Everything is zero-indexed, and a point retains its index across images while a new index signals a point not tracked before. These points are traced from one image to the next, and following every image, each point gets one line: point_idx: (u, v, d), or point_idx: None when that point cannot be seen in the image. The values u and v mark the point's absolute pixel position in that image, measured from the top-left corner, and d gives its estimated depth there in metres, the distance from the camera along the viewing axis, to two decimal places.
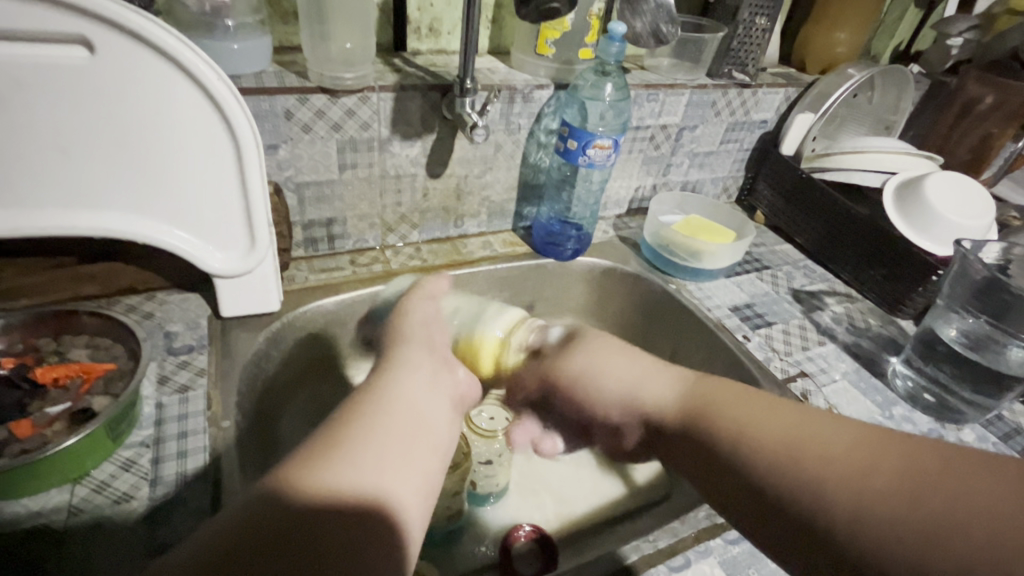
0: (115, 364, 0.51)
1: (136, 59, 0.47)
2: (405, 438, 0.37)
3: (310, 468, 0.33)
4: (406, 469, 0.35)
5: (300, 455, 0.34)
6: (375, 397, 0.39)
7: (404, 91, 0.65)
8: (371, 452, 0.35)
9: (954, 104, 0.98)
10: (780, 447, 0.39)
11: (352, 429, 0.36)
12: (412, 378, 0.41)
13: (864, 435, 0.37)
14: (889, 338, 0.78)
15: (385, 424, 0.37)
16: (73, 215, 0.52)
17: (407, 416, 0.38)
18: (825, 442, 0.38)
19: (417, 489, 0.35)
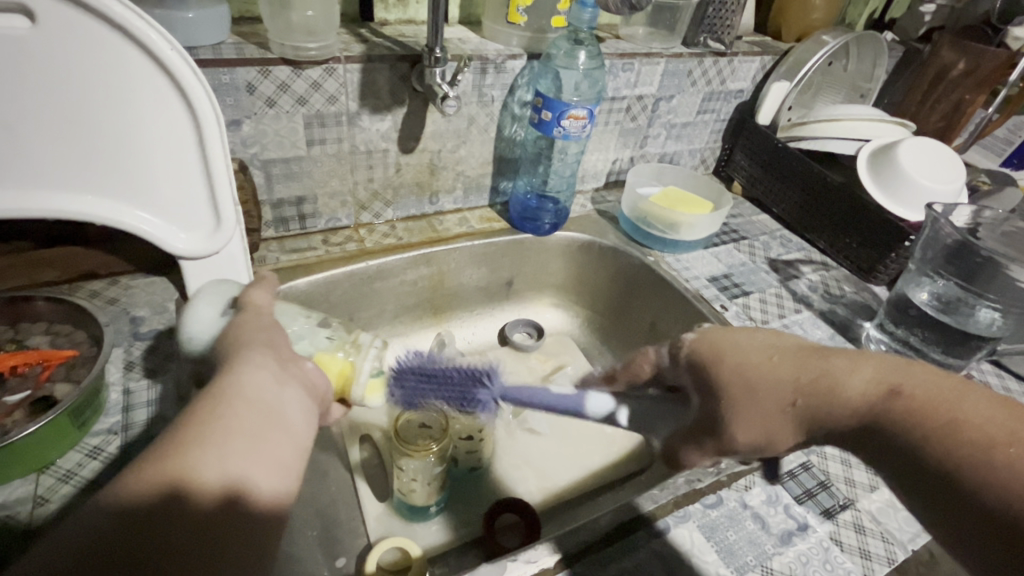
0: (77, 351, 0.48)
1: (80, 27, 0.45)
2: (260, 435, 0.34)
3: (193, 479, 0.31)
4: (289, 442, 0.36)
5: (166, 452, 0.31)
6: (221, 391, 0.35)
7: (372, 62, 0.63)
8: (246, 450, 0.33)
9: (928, 70, 0.99)
10: (934, 420, 0.35)
11: (232, 429, 0.33)
12: (259, 371, 0.37)
13: (1008, 409, 0.34)
14: (863, 304, 0.79)
15: (253, 415, 0.35)
16: (24, 197, 0.49)
17: (264, 405, 0.36)
18: (966, 410, 0.35)
19: (276, 478, 0.34)
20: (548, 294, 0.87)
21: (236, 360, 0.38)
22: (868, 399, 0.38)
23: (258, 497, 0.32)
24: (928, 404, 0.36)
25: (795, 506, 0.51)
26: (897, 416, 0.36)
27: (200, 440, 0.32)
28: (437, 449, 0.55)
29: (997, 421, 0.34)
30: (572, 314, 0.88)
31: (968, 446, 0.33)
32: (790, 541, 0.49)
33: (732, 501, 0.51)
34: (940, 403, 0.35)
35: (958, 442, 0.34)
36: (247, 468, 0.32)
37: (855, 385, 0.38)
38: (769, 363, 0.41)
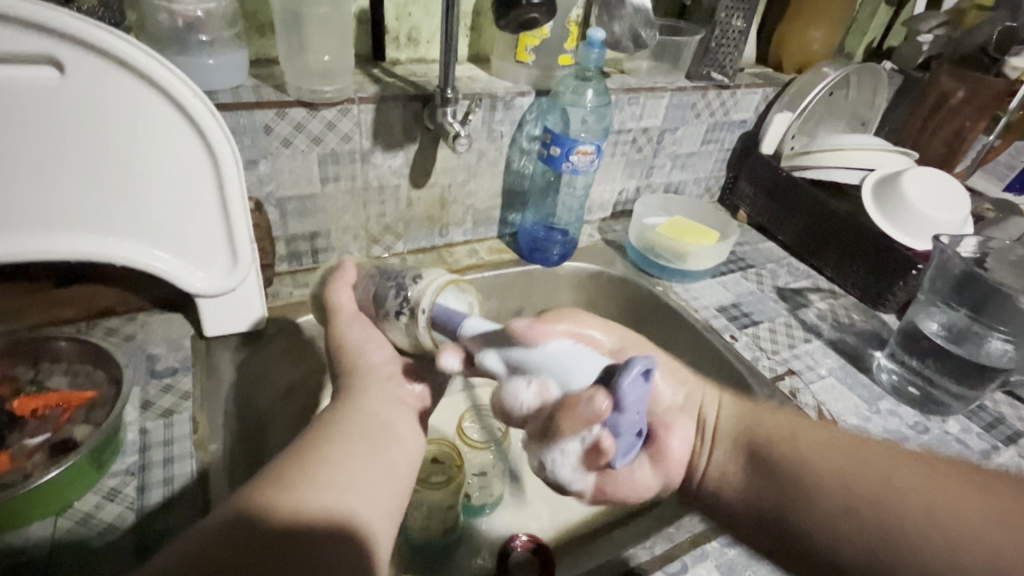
0: (96, 392, 0.49)
1: (107, 77, 0.47)
2: (377, 444, 0.42)
3: (273, 492, 0.36)
4: (392, 451, 0.42)
5: (297, 461, 0.38)
6: (346, 409, 0.44)
7: (386, 102, 0.64)
8: (322, 472, 0.38)
9: (927, 99, 1.00)
10: (796, 444, 0.43)
11: (318, 456, 0.39)
12: (375, 393, 0.46)
13: (855, 441, 0.42)
14: (873, 333, 0.79)
15: (336, 446, 0.40)
16: (47, 240, 0.51)
17: (380, 422, 0.44)
18: (832, 454, 0.42)
19: (352, 494, 0.38)
20: None
21: (355, 401, 0.45)
22: (733, 433, 0.46)
23: (331, 510, 0.36)
24: (790, 467, 0.42)
25: None
26: (759, 457, 0.44)
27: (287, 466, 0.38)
28: (451, 487, 0.55)
29: (837, 459, 0.41)
30: None
31: (823, 486, 0.41)
32: None
33: None
34: (797, 440, 0.43)
35: (804, 494, 0.41)
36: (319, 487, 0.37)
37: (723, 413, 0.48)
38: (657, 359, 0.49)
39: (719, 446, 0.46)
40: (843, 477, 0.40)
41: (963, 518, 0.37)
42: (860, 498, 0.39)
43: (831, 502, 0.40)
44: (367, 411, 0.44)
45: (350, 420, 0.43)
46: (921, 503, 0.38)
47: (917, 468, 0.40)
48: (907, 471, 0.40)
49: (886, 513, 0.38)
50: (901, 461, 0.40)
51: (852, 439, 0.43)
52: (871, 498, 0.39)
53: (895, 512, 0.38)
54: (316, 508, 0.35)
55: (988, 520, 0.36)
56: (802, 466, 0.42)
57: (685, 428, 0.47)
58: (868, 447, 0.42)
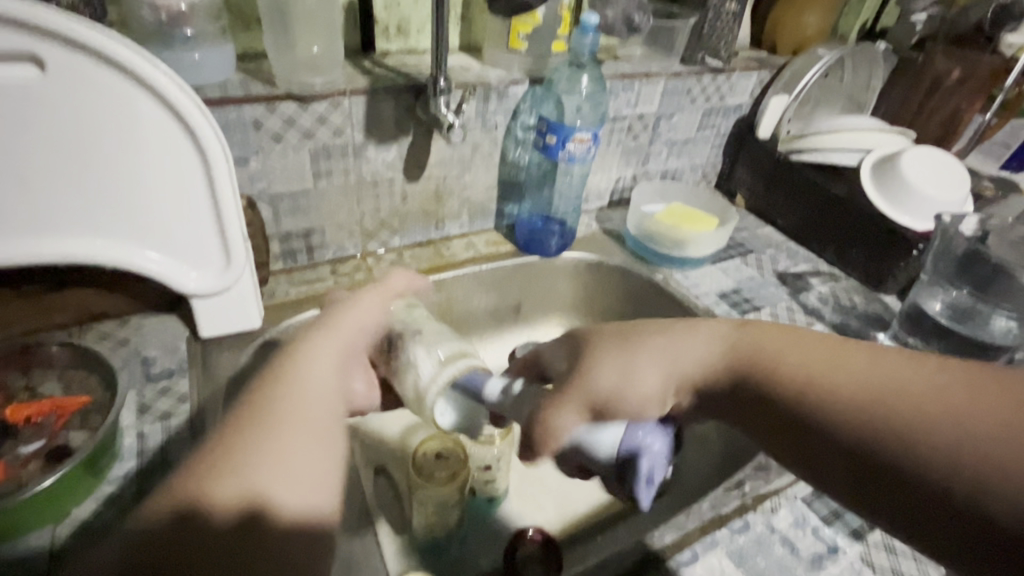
0: (90, 398, 0.48)
1: (92, 74, 0.45)
2: (311, 417, 0.40)
3: (197, 483, 0.34)
4: (322, 417, 0.41)
5: (221, 457, 0.36)
6: (274, 377, 0.42)
7: (377, 94, 0.63)
8: (242, 453, 0.36)
9: (923, 79, 1.00)
10: (835, 378, 0.41)
11: (244, 433, 0.38)
12: (314, 360, 0.45)
13: (906, 356, 0.41)
14: (875, 315, 0.78)
15: (273, 412, 0.39)
16: (35, 244, 0.50)
17: (307, 390, 0.42)
18: (882, 366, 0.41)
19: (282, 488, 0.36)
20: (557, 315, 0.87)
21: (292, 361, 0.44)
22: (731, 347, 0.45)
23: (243, 497, 0.34)
24: (768, 358, 0.44)
25: (823, 528, 0.51)
26: (744, 366, 0.45)
27: (207, 453, 0.36)
28: (458, 482, 0.55)
29: (883, 370, 0.40)
30: None
31: (852, 391, 0.40)
32: (822, 565, 0.48)
33: (759, 525, 0.50)
34: (828, 360, 0.42)
35: (811, 390, 0.41)
36: (237, 472, 0.35)
37: (704, 347, 0.46)
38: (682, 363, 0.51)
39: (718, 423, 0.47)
40: (859, 391, 0.40)
41: (959, 390, 0.37)
42: (866, 355, 0.42)
43: (831, 401, 0.40)
44: (308, 369, 0.44)
45: (280, 390, 0.41)
46: (942, 410, 0.37)
47: (891, 362, 0.41)
48: (891, 366, 0.41)
49: (885, 408, 0.39)
50: (942, 369, 0.39)
51: (912, 355, 0.41)
52: (883, 399, 0.39)
53: (904, 405, 0.38)
54: (233, 497, 0.34)
55: (957, 393, 0.37)
56: (831, 392, 0.41)
57: (683, 405, 0.46)
58: (887, 355, 0.42)
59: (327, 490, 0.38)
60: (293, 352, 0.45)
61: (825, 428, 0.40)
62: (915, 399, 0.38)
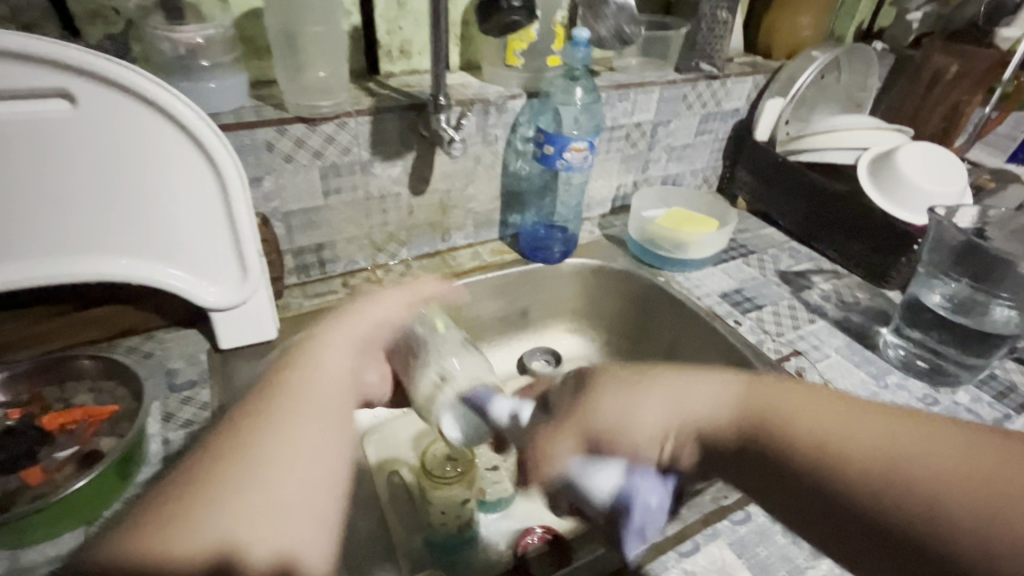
0: (118, 406, 0.51)
1: (114, 105, 0.49)
2: (314, 431, 0.39)
3: (145, 535, 0.32)
4: (334, 419, 0.41)
5: (194, 489, 0.35)
6: (293, 363, 0.43)
7: (382, 113, 0.67)
8: (215, 495, 0.34)
9: (922, 76, 1.01)
10: (851, 450, 0.37)
11: (229, 449, 0.37)
12: (332, 349, 0.45)
13: (963, 441, 0.35)
14: (879, 310, 0.79)
15: (254, 446, 0.37)
16: (65, 263, 0.53)
17: (325, 381, 0.43)
18: (931, 444, 0.36)
19: (260, 529, 0.34)
20: (563, 320, 0.89)
21: (290, 385, 0.41)
22: (743, 402, 0.41)
23: (218, 551, 0.33)
24: (808, 427, 0.38)
25: None
26: (760, 431, 0.40)
27: (166, 498, 0.34)
28: (465, 479, 0.59)
29: (880, 432, 0.37)
30: (588, 338, 0.89)
31: (866, 454, 0.36)
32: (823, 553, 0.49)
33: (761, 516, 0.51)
34: (885, 453, 0.36)
35: (827, 447, 0.37)
36: (196, 518, 0.33)
37: (709, 406, 0.42)
38: (708, 401, 0.42)
39: (684, 444, 0.42)
40: (930, 467, 0.35)
41: (955, 456, 0.35)
42: (896, 451, 0.36)
43: (866, 484, 0.36)
44: (305, 384, 0.42)
45: (286, 397, 0.40)
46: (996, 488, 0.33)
47: (916, 430, 0.37)
48: (913, 432, 0.37)
49: (927, 498, 0.34)
50: (978, 444, 0.35)
51: (931, 425, 0.37)
52: (966, 474, 0.34)
53: (915, 467, 0.35)
54: (207, 544, 0.33)
55: (979, 474, 0.34)
56: (891, 466, 0.35)
57: (685, 453, 0.42)
58: (929, 428, 0.37)
59: (308, 539, 0.36)
60: (298, 359, 0.44)
61: (847, 509, 0.36)
62: (924, 463, 0.35)
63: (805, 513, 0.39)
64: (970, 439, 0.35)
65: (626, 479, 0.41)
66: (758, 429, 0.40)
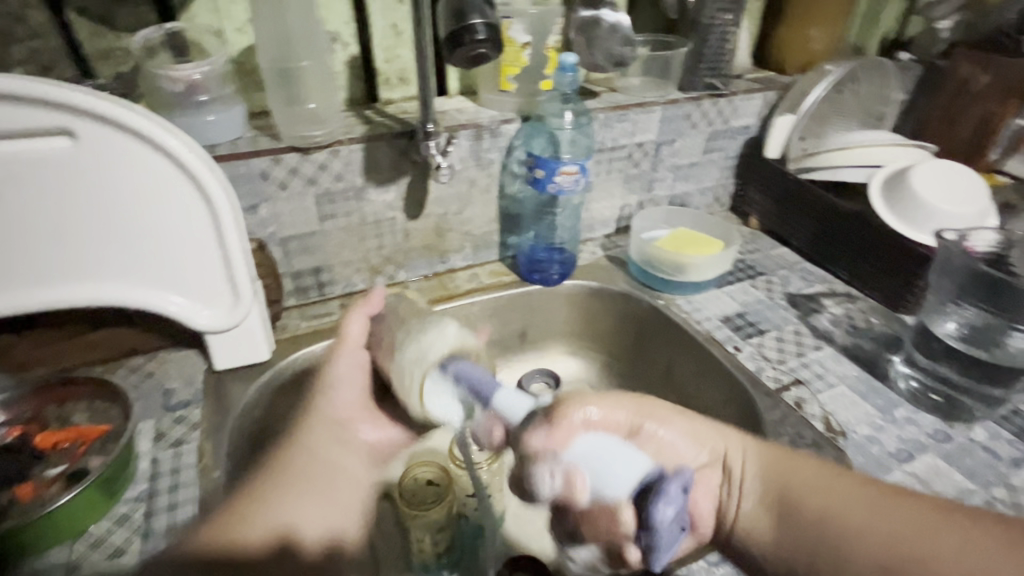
0: (110, 425, 0.54)
1: (111, 141, 0.52)
2: (331, 484, 0.54)
3: (220, 528, 0.46)
4: (349, 463, 0.58)
5: (233, 513, 0.47)
6: (313, 423, 0.57)
7: (373, 141, 0.68)
8: (270, 497, 0.49)
9: (949, 87, 0.96)
10: (868, 546, 0.43)
11: (286, 478, 0.52)
12: (340, 398, 0.60)
13: (935, 504, 0.44)
14: (893, 336, 0.74)
15: (298, 461, 0.53)
16: (69, 289, 0.57)
17: (332, 465, 0.55)
18: (937, 535, 0.42)
19: (310, 520, 0.51)
20: (561, 342, 0.88)
21: (314, 427, 0.57)
22: (766, 486, 0.49)
23: (280, 534, 0.48)
24: (812, 496, 0.47)
25: None
26: (789, 507, 0.48)
27: (244, 497, 0.49)
28: (440, 506, 0.58)
29: (881, 518, 0.44)
30: (586, 361, 0.88)
31: (875, 539, 0.43)
32: None
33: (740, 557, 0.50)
34: (900, 541, 0.42)
35: (847, 533, 0.44)
36: (254, 520, 0.47)
37: (748, 472, 0.50)
38: (764, 475, 0.50)
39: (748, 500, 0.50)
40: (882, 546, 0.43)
41: (973, 540, 0.40)
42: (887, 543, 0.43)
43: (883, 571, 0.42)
44: (317, 449, 0.56)
45: (315, 443, 0.56)
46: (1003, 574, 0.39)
47: (928, 522, 0.42)
48: (905, 508, 0.44)
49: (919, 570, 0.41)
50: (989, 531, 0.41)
51: (936, 506, 0.43)
52: (905, 550, 0.42)
53: (923, 553, 0.41)
54: (270, 530, 0.48)
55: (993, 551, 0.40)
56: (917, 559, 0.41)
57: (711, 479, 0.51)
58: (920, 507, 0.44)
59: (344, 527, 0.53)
60: (314, 408, 0.59)
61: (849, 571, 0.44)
62: (932, 551, 0.41)
63: (787, 547, 0.47)
64: (942, 504, 0.44)
65: (652, 465, 0.39)
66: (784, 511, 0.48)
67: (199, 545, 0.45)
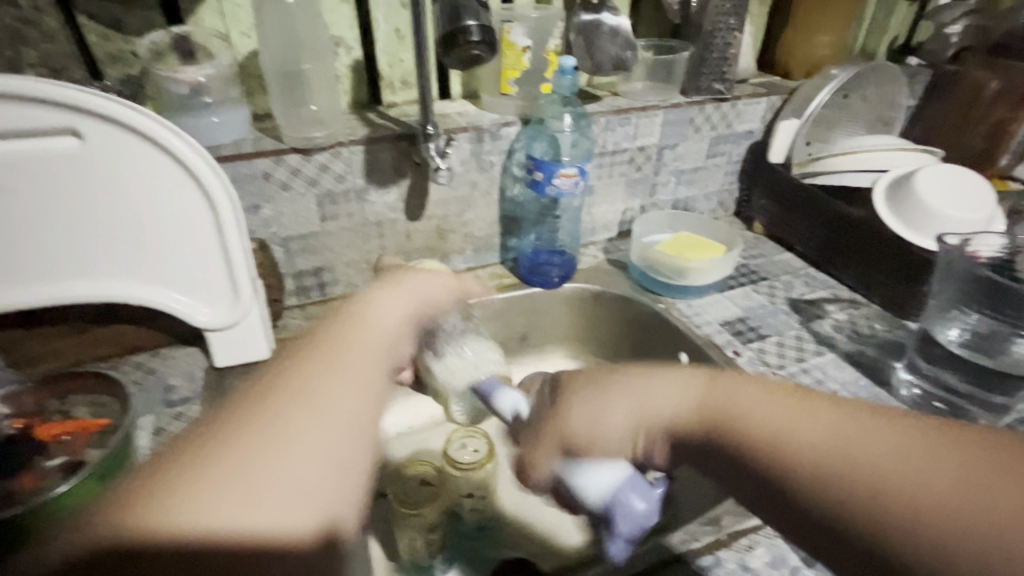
0: (109, 420, 0.55)
1: (115, 140, 0.53)
2: (361, 378, 0.38)
3: (147, 507, 0.28)
4: (358, 390, 0.37)
5: (201, 453, 0.31)
6: (345, 313, 0.44)
7: (374, 143, 0.69)
8: (225, 475, 0.30)
9: (959, 93, 0.95)
10: (865, 479, 0.32)
11: (281, 384, 0.35)
12: (379, 306, 0.46)
13: (923, 436, 0.32)
14: (897, 343, 0.73)
15: (289, 402, 0.34)
16: (73, 286, 0.58)
17: (356, 359, 0.39)
18: (908, 462, 0.32)
19: (272, 500, 0.30)
20: (560, 346, 0.88)
21: (339, 318, 0.43)
22: (701, 403, 0.39)
23: (315, 518, 0.31)
24: (741, 417, 0.37)
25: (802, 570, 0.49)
26: (721, 429, 0.38)
27: (220, 422, 0.33)
28: (431, 507, 0.58)
29: (846, 435, 0.34)
30: (586, 364, 0.88)
31: (822, 455, 0.34)
32: None
33: (730, 563, 0.49)
34: (883, 471, 0.32)
35: (794, 457, 0.34)
36: (215, 494, 0.29)
37: (673, 400, 0.40)
38: (664, 400, 0.40)
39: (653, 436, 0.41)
40: (840, 461, 0.33)
41: (969, 470, 0.30)
42: (913, 501, 0.30)
43: (838, 498, 0.32)
44: (336, 345, 0.40)
45: (331, 340, 0.40)
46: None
47: (913, 449, 0.32)
48: (909, 443, 0.32)
49: (901, 498, 0.31)
50: (988, 454, 0.31)
51: (915, 427, 0.33)
52: (886, 486, 0.31)
53: (917, 492, 0.31)
54: (287, 511, 0.30)
55: (989, 497, 0.29)
56: (874, 489, 0.31)
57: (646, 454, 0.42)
58: (904, 437, 0.33)
59: (355, 479, 0.34)
60: (341, 331, 0.41)
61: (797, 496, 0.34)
62: (929, 488, 0.30)
63: (750, 495, 0.37)
64: (946, 436, 0.32)
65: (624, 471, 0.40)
66: (711, 428, 0.38)
67: (105, 540, 0.27)
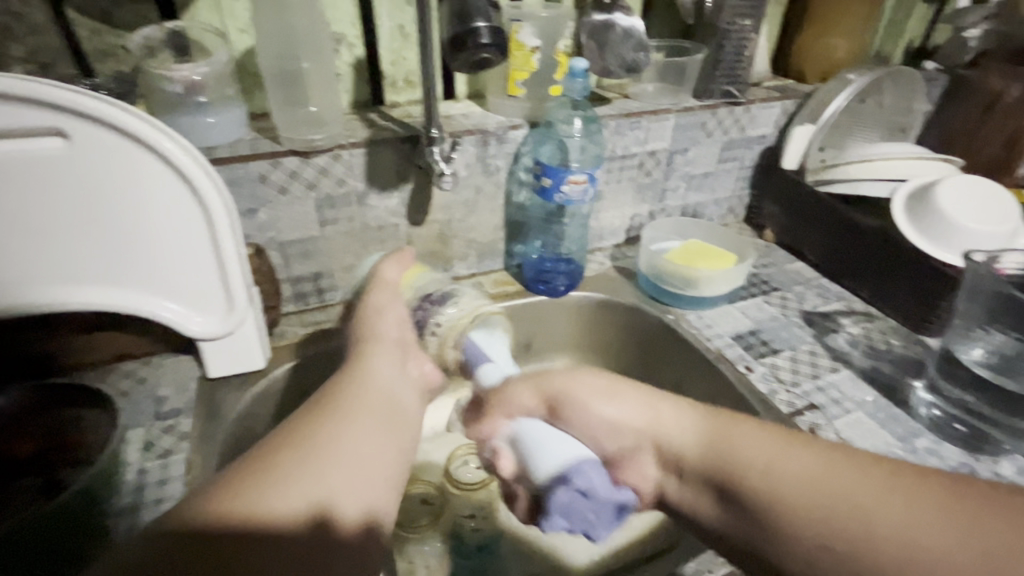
0: (92, 436, 0.53)
1: (104, 142, 0.51)
2: (389, 411, 0.48)
3: (231, 498, 0.35)
4: (402, 434, 0.47)
5: (251, 467, 0.38)
6: (355, 374, 0.51)
7: (376, 146, 0.67)
8: (275, 481, 0.37)
9: (977, 99, 0.92)
10: (818, 509, 0.40)
11: (319, 416, 0.44)
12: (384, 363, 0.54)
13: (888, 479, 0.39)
14: (914, 360, 0.71)
15: (325, 440, 0.42)
16: (58, 293, 0.55)
17: (385, 396, 0.49)
18: (879, 500, 0.38)
19: (330, 490, 0.38)
20: (566, 355, 0.85)
21: (351, 378, 0.51)
22: (694, 441, 0.48)
23: (315, 500, 0.37)
24: (736, 460, 0.45)
25: None
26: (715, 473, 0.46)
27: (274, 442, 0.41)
28: (433, 526, 0.58)
29: (826, 468, 0.41)
30: None
31: (796, 494, 0.41)
32: None
33: None
34: (851, 509, 0.39)
35: (769, 487, 0.42)
36: (273, 489, 0.37)
37: (679, 427, 0.49)
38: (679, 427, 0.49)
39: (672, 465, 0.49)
40: (822, 520, 0.39)
41: (912, 507, 0.37)
42: (837, 507, 0.39)
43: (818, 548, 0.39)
44: (361, 390, 0.49)
45: (357, 389, 0.49)
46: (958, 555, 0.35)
47: (879, 488, 0.39)
48: (844, 476, 0.40)
49: (863, 540, 0.38)
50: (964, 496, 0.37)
51: (860, 462, 0.41)
52: (856, 515, 0.39)
53: (857, 512, 0.39)
54: (306, 499, 0.37)
55: (947, 531, 0.36)
56: (852, 529, 0.38)
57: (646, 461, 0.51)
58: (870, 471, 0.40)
59: (380, 486, 0.42)
60: (345, 390, 0.49)
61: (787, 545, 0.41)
62: (888, 520, 0.37)
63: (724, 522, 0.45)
64: (891, 474, 0.39)
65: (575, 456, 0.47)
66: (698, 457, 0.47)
67: (193, 521, 0.34)
